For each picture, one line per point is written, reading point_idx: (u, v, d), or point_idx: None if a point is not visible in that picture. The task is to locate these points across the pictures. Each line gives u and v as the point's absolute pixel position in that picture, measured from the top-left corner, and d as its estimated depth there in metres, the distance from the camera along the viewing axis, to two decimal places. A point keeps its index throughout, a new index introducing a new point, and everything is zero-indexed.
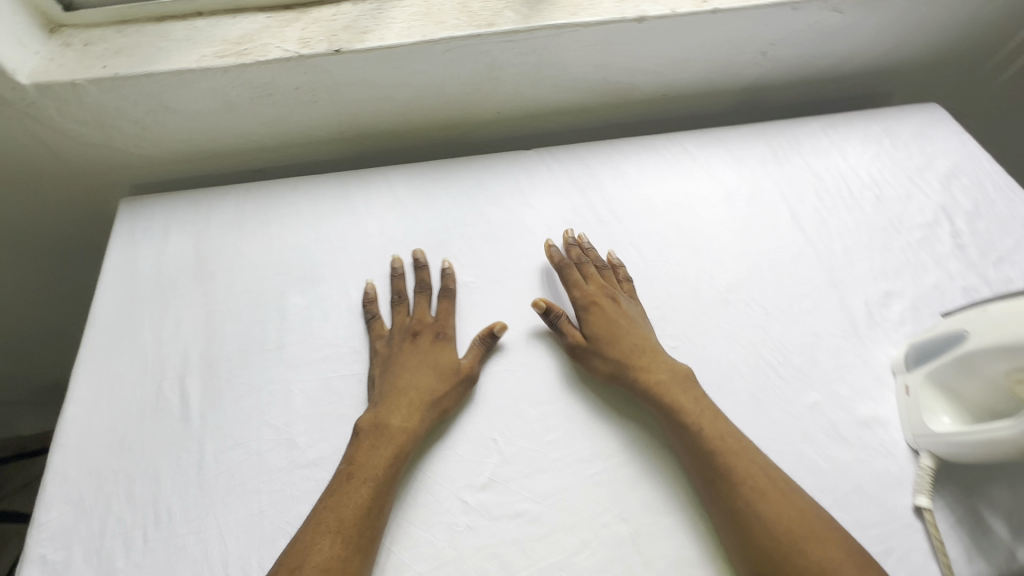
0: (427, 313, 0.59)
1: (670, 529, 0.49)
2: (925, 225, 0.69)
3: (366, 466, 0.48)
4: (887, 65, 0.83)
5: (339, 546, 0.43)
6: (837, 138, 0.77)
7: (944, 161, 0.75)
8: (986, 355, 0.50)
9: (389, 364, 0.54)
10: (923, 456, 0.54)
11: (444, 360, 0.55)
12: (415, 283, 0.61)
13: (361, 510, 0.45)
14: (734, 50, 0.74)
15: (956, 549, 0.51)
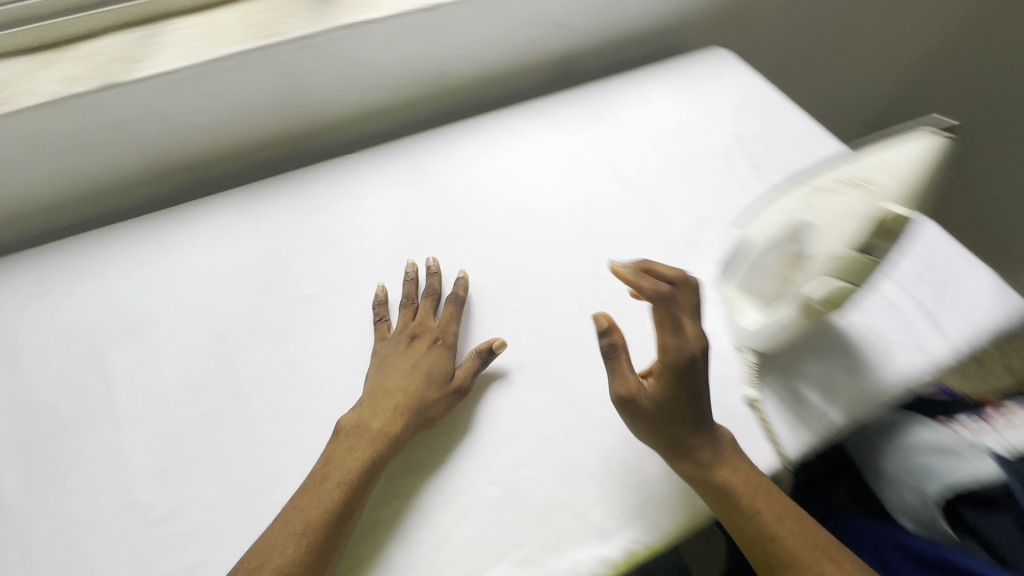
0: (428, 316, 0.60)
1: (536, 480, 0.52)
2: (725, 153, 0.78)
3: (342, 467, 0.49)
4: (675, 19, 0.93)
5: (303, 550, 0.44)
6: (643, 92, 0.85)
7: (734, 96, 0.85)
8: (767, 248, 0.55)
9: (380, 372, 0.55)
10: (746, 352, 0.59)
11: (434, 367, 0.56)
12: (426, 288, 0.62)
13: (327, 514, 0.46)
14: (530, 25, 0.79)
15: (783, 426, 0.56)
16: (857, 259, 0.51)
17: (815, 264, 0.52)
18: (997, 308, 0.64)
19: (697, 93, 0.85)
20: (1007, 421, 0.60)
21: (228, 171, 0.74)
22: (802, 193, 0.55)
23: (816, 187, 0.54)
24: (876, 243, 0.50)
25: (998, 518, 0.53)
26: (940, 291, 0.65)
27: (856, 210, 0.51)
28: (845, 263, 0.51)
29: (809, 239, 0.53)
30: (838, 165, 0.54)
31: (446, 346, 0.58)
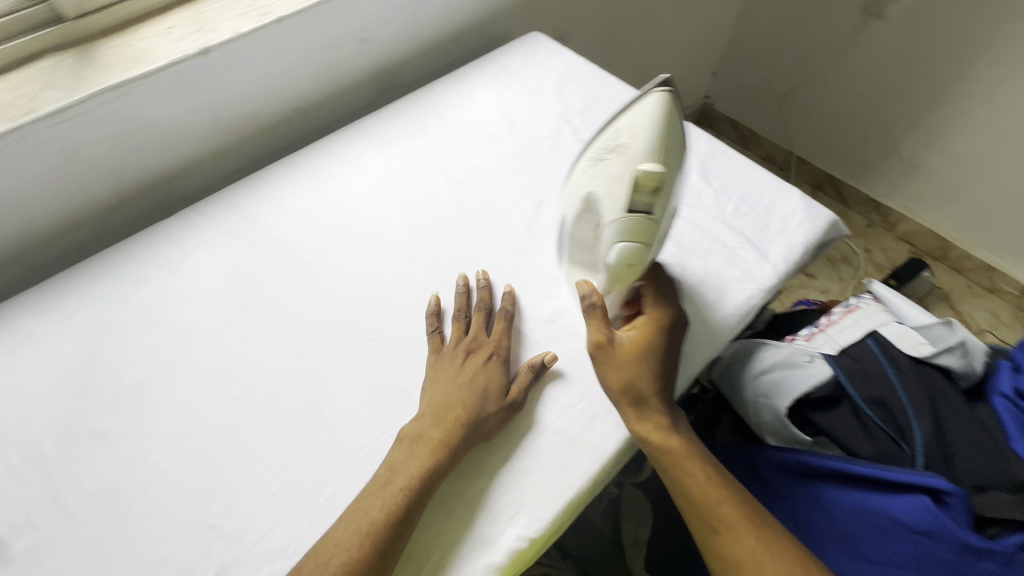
0: (480, 331, 0.60)
1: None
2: (552, 134, 0.80)
3: (404, 472, 0.50)
4: (483, 13, 0.94)
5: (364, 549, 0.45)
6: (464, 90, 0.85)
7: (553, 77, 0.88)
8: (576, 222, 0.62)
9: (446, 387, 0.55)
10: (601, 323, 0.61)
11: (490, 383, 0.55)
12: (478, 302, 0.62)
13: (392, 514, 0.47)
14: (330, 47, 0.76)
15: None
16: (637, 217, 0.55)
17: (608, 231, 0.57)
18: (807, 223, 0.70)
19: (518, 81, 0.87)
20: (834, 322, 0.63)
21: (27, 268, 0.67)
22: (587, 167, 0.61)
23: (595, 158, 0.60)
24: (649, 198, 0.55)
25: (836, 414, 0.57)
26: (759, 219, 0.70)
27: (623, 173, 0.56)
28: (631, 223, 0.56)
29: (600, 210, 0.58)
30: (607, 131, 0.59)
31: (496, 356, 0.57)
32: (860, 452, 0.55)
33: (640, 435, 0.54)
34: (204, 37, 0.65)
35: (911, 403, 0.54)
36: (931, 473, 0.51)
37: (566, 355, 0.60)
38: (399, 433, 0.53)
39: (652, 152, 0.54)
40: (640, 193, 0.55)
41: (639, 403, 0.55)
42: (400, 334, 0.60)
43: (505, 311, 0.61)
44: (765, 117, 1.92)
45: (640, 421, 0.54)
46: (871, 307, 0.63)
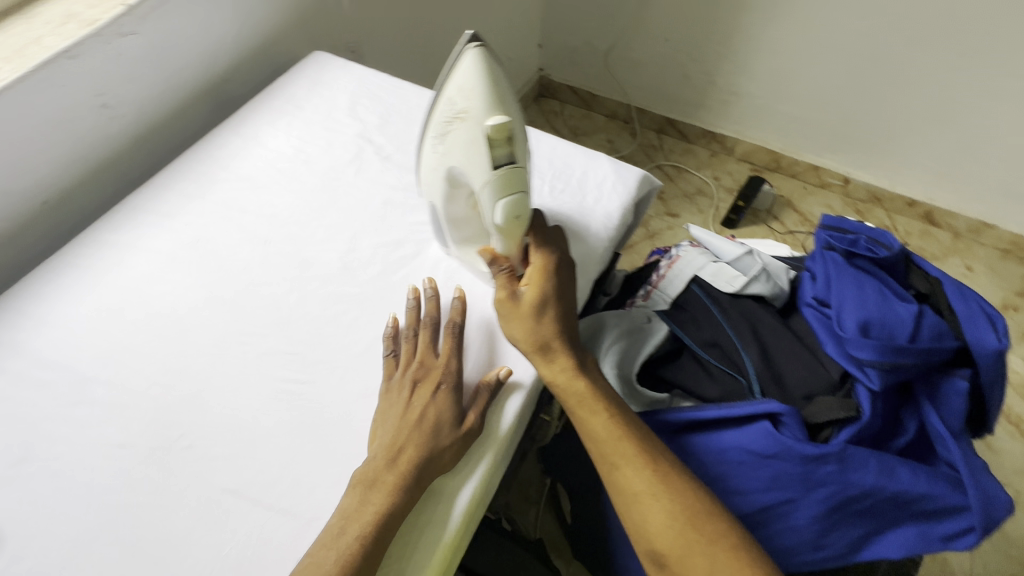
0: (428, 353, 0.56)
1: None
2: (353, 157, 0.75)
3: (357, 517, 0.47)
4: (252, 45, 0.86)
5: None
6: (249, 133, 0.78)
7: (343, 97, 0.83)
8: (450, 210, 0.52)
9: (403, 427, 0.51)
10: None
11: (441, 414, 0.52)
12: (428, 318, 0.58)
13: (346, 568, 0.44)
14: (62, 122, 0.65)
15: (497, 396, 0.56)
16: (505, 172, 0.44)
17: (483, 198, 0.45)
18: (620, 186, 0.71)
19: (307, 110, 0.81)
20: (662, 277, 0.64)
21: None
22: (432, 156, 0.48)
23: (435, 142, 0.46)
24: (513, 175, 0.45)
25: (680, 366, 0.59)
26: (576, 192, 0.70)
27: (475, 162, 0.44)
28: (506, 204, 0.46)
29: (465, 181, 0.46)
30: (437, 87, 0.44)
31: (447, 382, 0.54)
32: (708, 396, 0.57)
33: (547, 378, 0.53)
34: None
35: (738, 337, 0.57)
36: (766, 398, 0.54)
37: None
38: (352, 476, 0.50)
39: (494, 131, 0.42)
40: (497, 148, 0.43)
41: (546, 351, 0.53)
42: (221, 427, 0.53)
43: (454, 324, 0.58)
44: (597, 76, 1.99)
45: (550, 366, 0.53)
46: (689, 253, 0.65)
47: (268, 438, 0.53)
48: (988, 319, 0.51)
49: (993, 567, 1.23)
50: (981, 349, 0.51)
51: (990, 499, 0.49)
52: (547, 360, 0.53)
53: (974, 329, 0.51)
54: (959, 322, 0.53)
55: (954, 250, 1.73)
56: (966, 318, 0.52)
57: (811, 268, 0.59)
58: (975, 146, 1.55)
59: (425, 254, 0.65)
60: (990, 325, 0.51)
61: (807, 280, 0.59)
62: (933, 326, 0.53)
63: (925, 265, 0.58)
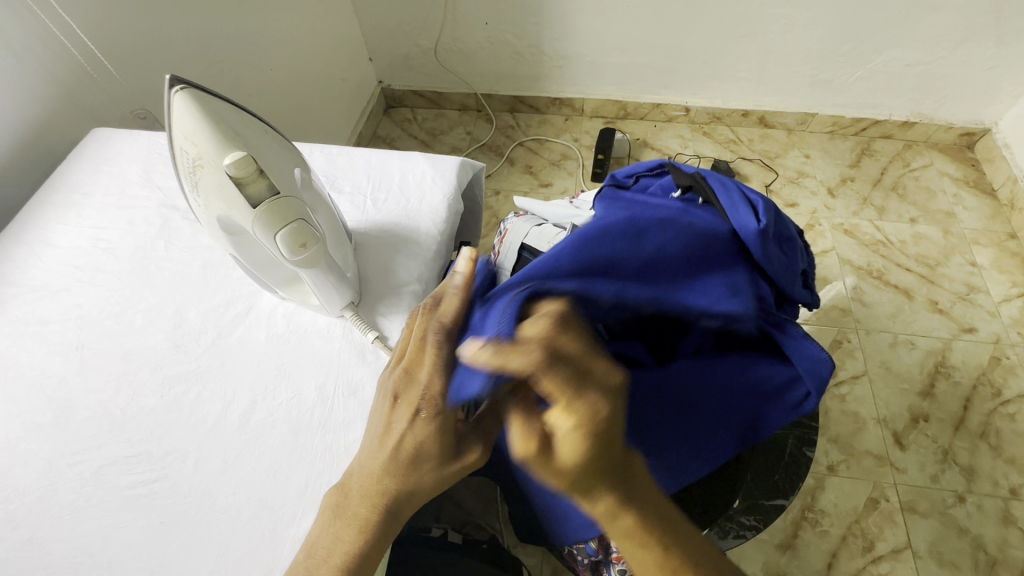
0: (417, 356, 0.48)
1: None
2: (160, 228, 0.70)
3: (332, 549, 0.46)
4: (13, 141, 0.77)
5: None
6: (33, 235, 0.70)
7: (134, 168, 0.77)
8: (247, 261, 0.51)
9: (383, 451, 0.47)
10: (346, 312, 0.59)
11: (417, 445, 0.47)
12: (431, 307, 0.49)
13: None
14: None
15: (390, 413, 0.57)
16: (269, 206, 0.43)
17: (261, 237, 0.44)
18: (440, 178, 0.71)
19: (96, 193, 0.74)
20: (499, 253, 0.74)
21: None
22: (200, 211, 0.46)
23: (194, 197, 0.45)
24: (277, 203, 0.43)
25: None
26: (399, 195, 0.70)
27: (233, 203, 0.42)
28: (283, 234, 0.44)
29: (240, 227, 0.45)
30: (172, 142, 0.43)
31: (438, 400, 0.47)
32: None
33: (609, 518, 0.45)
34: None
35: None
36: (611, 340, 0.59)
37: (271, 449, 0.53)
38: (325, 499, 0.49)
39: (232, 163, 0.41)
40: (251, 185, 0.42)
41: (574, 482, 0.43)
42: (67, 564, 0.48)
43: (442, 320, 0.47)
44: (434, 74, 1.99)
45: (591, 501, 0.45)
46: (515, 225, 0.76)
47: (126, 555, 0.48)
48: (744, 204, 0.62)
49: (893, 404, 1.40)
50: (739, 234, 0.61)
51: (814, 366, 0.59)
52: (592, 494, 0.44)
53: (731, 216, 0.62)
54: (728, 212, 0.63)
55: (791, 145, 1.92)
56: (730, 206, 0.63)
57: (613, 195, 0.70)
58: (778, 49, 1.70)
59: (259, 305, 0.63)
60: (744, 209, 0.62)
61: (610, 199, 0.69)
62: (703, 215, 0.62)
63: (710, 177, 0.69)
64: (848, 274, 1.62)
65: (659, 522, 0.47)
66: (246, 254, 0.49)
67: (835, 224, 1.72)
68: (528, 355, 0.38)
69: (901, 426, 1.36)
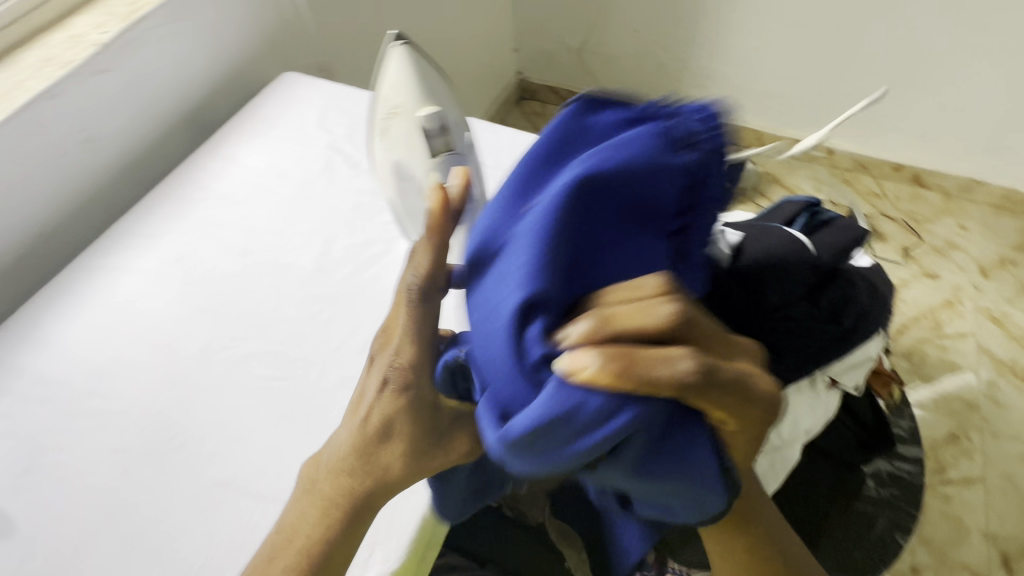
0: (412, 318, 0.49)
1: None
2: (325, 166, 0.78)
3: (307, 524, 0.48)
4: (226, 73, 0.90)
5: None
6: (225, 153, 0.82)
7: (313, 111, 0.86)
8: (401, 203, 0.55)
9: (358, 425, 0.48)
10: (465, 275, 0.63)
11: (391, 422, 0.47)
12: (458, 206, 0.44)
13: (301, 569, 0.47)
14: (51, 160, 0.70)
15: None
16: (442, 160, 0.48)
17: (426, 186, 0.49)
18: None
19: (278, 126, 0.85)
20: None
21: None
22: (379, 151, 0.52)
23: (379, 139, 0.51)
24: (448, 157, 0.48)
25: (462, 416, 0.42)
26: None
27: (414, 146, 0.48)
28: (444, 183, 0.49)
29: (409, 173, 0.50)
30: (376, 89, 0.50)
31: (424, 353, 0.47)
32: None
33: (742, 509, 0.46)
34: None
35: None
36: None
37: None
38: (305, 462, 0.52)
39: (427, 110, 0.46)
40: (433, 138, 0.47)
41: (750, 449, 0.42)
42: (208, 428, 0.57)
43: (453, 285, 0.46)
44: (574, 73, 2.01)
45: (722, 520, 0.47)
46: None
47: (252, 436, 0.56)
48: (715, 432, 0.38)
49: (1010, 523, 1.22)
50: (701, 478, 0.39)
51: None
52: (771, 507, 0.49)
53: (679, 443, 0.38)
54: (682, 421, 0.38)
55: (946, 210, 1.72)
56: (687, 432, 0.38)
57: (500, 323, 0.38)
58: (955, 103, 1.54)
59: (394, 251, 0.69)
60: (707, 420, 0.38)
61: (528, 341, 0.38)
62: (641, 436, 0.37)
63: (611, 233, 0.41)
64: (985, 366, 1.43)
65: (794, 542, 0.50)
66: (400, 199, 0.55)
67: (980, 307, 1.53)
68: (682, 367, 0.34)
69: (1014, 550, 1.19)
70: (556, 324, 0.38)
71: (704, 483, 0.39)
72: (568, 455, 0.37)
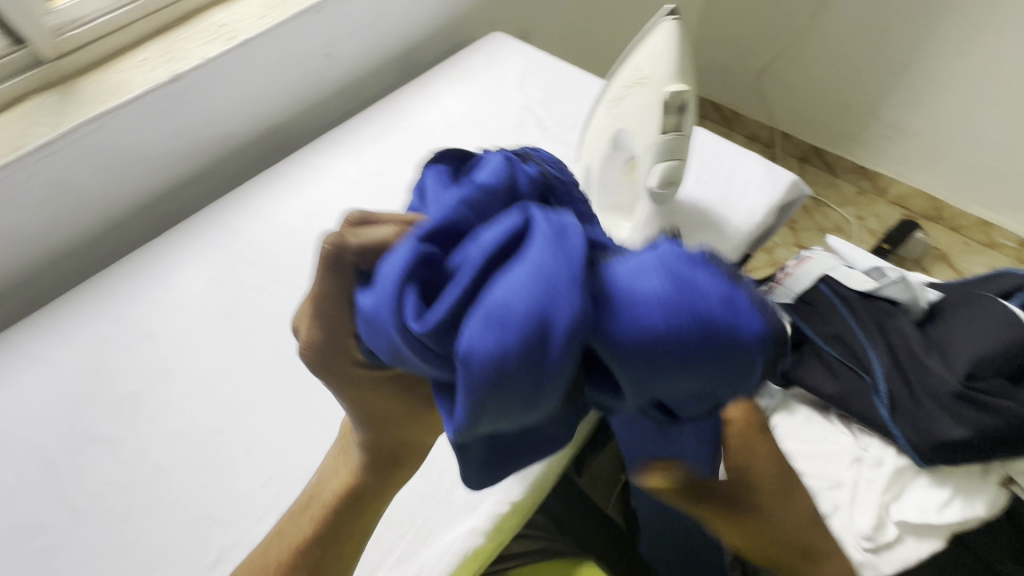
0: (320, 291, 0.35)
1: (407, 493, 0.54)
2: (516, 125, 0.83)
3: (321, 497, 0.46)
4: (444, 18, 0.97)
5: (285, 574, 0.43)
6: (429, 93, 0.89)
7: (514, 72, 0.91)
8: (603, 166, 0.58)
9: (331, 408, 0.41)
10: None
11: (356, 399, 0.39)
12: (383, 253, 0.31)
13: (296, 546, 0.44)
14: (298, 64, 0.80)
15: None
16: (672, 136, 0.49)
17: (645, 153, 0.51)
18: (769, 186, 0.71)
19: (480, 78, 0.91)
20: (789, 274, 0.66)
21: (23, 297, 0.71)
22: (605, 111, 0.57)
23: (610, 103, 0.56)
24: (676, 134, 0.50)
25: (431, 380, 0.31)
26: (723, 183, 0.72)
27: (648, 112, 0.50)
28: (664, 153, 0.50)
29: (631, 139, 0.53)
30: (627, 59, 0.55)
31: (329, 321, 0.33)
32: (824, 391, 0.58)
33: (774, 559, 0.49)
34: (175, 66, 0.69)
35: (864, 336, 0.58)
36: (886, 396, 0.54)
37: None
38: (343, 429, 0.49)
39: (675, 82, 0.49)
40: (669, 114, 0.49)
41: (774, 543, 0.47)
42: None
43: (342, 244, 0.31)
44: (747, 94, 1.88)
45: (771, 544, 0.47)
46: (820, 256, 0.66)
47: None
48: (732, 279, 0.28)
49: None
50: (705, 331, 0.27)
51: None
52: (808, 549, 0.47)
53: (659, 319, 0.26)
54: (637, 299, 0.27)
55: None
56: (655, 304, 0.27)
57: (370, 317, 0.29)
58: None
59: None
60: (687, 289, 0.27)
61: (403, 320, 0.27)
62: (617, 319, 0.27)
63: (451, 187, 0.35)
64: None
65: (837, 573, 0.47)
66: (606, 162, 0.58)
67: None
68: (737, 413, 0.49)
69: None
70: (426, 287, 0.29)
71: (728, 342, 0.27)
72: (546, 388, 0.27)
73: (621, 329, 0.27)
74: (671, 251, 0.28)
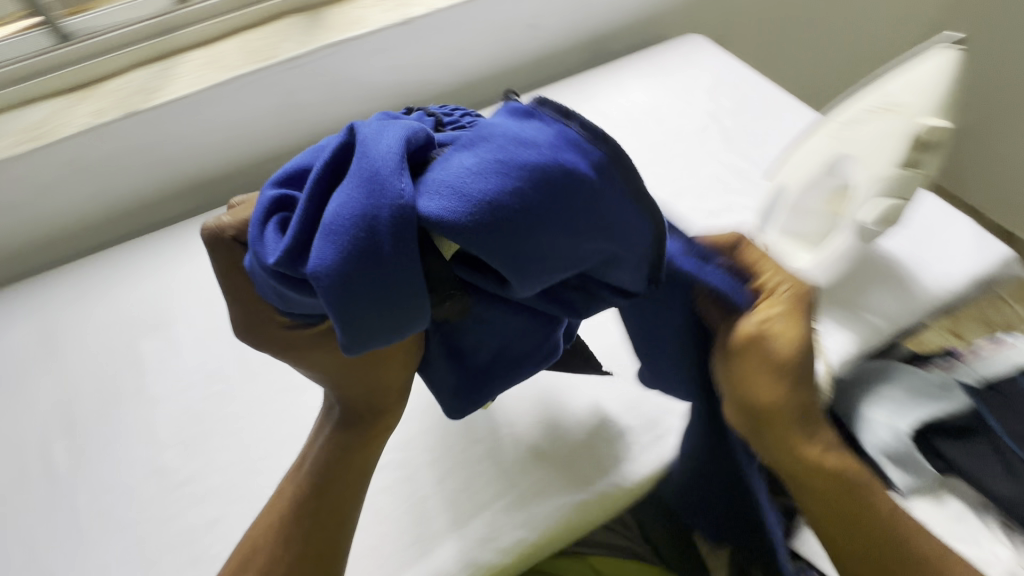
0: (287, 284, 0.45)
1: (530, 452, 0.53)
2: (699, 130, 0.80)
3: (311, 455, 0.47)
4: (645, 16, 0.98)
5: (285, 522, 0.44)
6: (615, 83, 0.89)
7: (706, 78, 0.88)
8: (808, 188, 0.61)
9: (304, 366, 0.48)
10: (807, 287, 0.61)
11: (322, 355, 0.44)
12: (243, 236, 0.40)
13: (294, 496, 0.45)
14: (505, 31, 0.84)
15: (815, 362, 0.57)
16: (907, 171, 0.56)
17: (875, 179, 0.57)
18: (982, 252, 0.63)
19: (670, 77, 0.89)
20: (976, 353, 0.62)
21: (223, 189, 0.80)
22: (830, 138, 0.61)
23: (836, 132, 0.61)
24: (913, 169, 0.56)
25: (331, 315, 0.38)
26: (926, 237, 0.65)
27: (889, 145, 0.57)
28: (894, 184, 0.56)
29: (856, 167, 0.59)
30: (858, 102, 0.62)
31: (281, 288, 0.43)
32: (996, 491, 0.52)
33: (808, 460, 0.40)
34: (408, 11, 0.76)
35: None
36: None
37: None
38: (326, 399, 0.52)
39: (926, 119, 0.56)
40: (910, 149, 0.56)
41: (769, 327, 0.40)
42: None
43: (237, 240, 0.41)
44: None
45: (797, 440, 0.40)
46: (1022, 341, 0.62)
47: None
48: (562, 118, 0.35)
49: None
50: (560, 190, 0.33)
51: None
52: (811, 428, 0.40)
53: (484, 178, 0.32)
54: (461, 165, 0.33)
55: None
56: (493, 161, 0.33)
57: (255, 275, 0.36)
58: None
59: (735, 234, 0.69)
60: (501, 149, 0.33)
61: (265, 257, 0.33)
62: (457, 179, 0.33)
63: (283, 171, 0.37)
64: None
65: (866, 504, 0.40)
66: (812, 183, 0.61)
67: None
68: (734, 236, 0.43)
69: None
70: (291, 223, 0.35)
71: (553, 172, 0.33)
72: (405, 281, 0.32)
73: (446, 199, 0.32)
74: (496, 125, 0.34)
